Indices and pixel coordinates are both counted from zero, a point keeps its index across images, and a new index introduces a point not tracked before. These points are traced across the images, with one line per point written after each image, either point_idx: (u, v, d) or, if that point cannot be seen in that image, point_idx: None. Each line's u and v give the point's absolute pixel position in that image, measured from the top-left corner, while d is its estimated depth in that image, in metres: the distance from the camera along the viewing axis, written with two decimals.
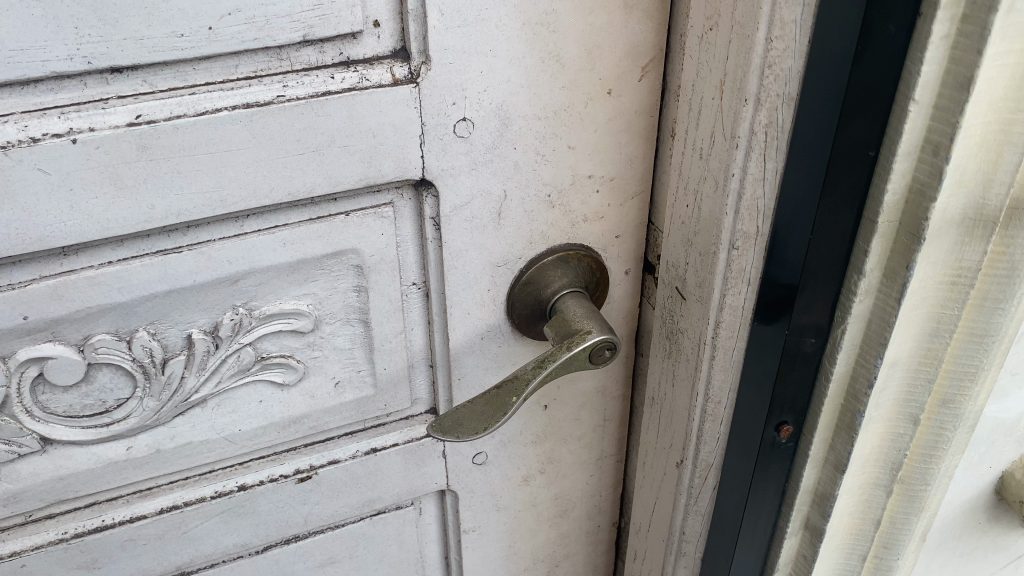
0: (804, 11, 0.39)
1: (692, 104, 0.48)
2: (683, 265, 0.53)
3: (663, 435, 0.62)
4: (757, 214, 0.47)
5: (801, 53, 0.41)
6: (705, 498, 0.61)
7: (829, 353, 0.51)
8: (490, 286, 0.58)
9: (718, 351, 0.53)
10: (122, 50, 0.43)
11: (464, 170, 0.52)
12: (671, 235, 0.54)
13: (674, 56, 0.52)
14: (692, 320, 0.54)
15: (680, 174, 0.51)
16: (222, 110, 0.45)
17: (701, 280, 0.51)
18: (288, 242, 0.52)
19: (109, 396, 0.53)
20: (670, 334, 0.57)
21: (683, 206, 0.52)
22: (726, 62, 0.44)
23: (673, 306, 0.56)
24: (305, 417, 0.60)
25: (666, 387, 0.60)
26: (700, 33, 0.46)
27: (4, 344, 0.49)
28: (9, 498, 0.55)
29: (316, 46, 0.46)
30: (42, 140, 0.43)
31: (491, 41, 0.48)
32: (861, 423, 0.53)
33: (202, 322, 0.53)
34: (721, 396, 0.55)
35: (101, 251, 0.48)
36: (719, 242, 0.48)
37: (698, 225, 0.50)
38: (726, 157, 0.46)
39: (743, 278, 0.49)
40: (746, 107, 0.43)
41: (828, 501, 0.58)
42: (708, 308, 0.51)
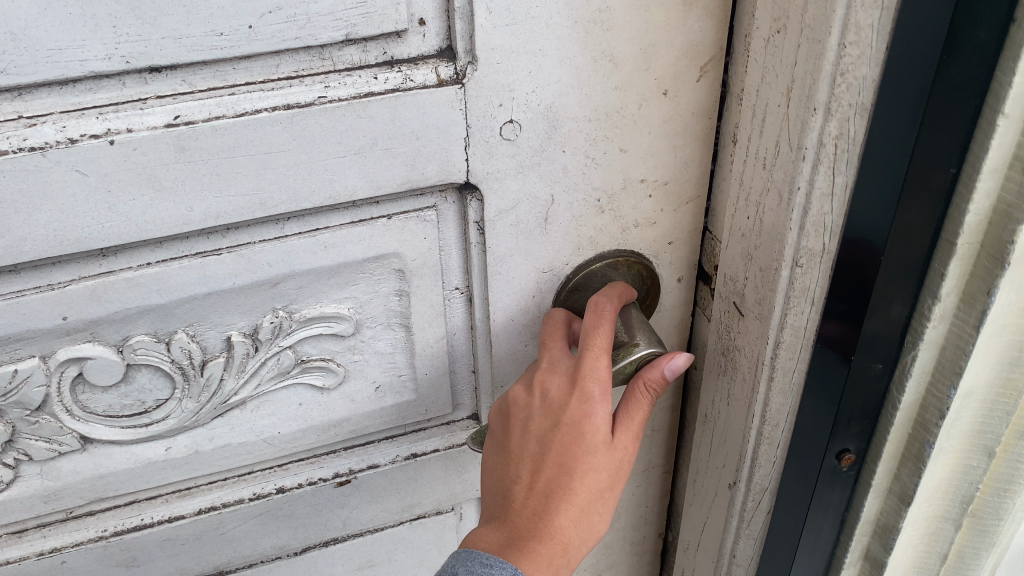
0: (880, 16, 0.36)
1: (755, 111, 0.46)
2: (742, 280, 0.51)
3: (716, 453, 0.60)
4: (823, 230, 0.43)
5: (877, 60, 0.37)
6: (759, 521, 0.58)
7: (897, 380, 0.49)
8: (535, 291, 0.56)
9: (776, 375, 0.50)
10: (160, 49, 0.41)
11: (510, 173, 0.50)
12: (729, 248, 0.51)
13: (737, 57, 0.49)
14: (749, 337, 0.51)
15: (741, 186, 0.49)
16: (262, 112, 0.44)
17: (761, 297, 0.48)
18: (329, 245, 0.51)
19: (148, 396, 0.53)
20: (725, 350, 0.55)
21: (744, 218, 0.49)
22: (793, 68, 0.41)
23: (730, 322, 0.53)
24: (345, 420, 0.59)
25: (719, 405, 0.58)
26: (765, 36, 0.43)
27: (44, 342, 0.49)
28: (50, 494, 0.55)
29: (359, 45, 0.45)
30: (80, 141, 0.42)
31: (540, 39, 0.46)
32: (929, 456, 0.51)
33: (242, 325, 0.52)
34: (778, 419, 0.52)
35: (140, 252, 0.48)
36: (782, 258, 0.45)
37: (759, 239, 0.47)
38: (791, 169, 0.43)
39: (806, 298, 0.46)
40: (815, 116, 0.40)
41: (890, 534, 0.56)
42: (766, 329, 0.49)
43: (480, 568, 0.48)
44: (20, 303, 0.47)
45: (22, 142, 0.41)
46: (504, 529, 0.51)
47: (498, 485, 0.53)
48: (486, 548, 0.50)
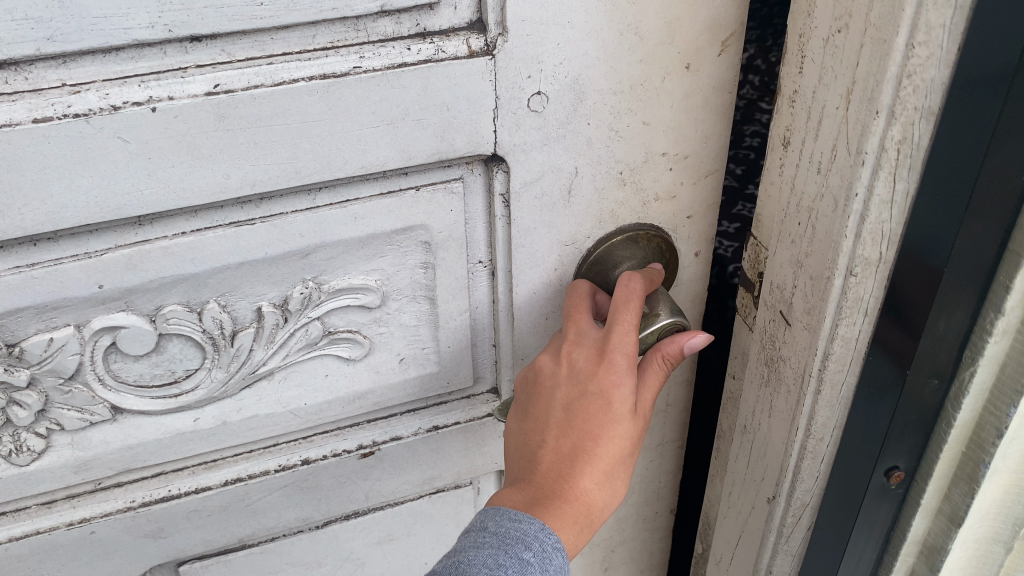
0: (953, 16, 0.38)
1: (811, 113, 0.47)
2: (790, 288, 0.53)
3: (754, 466, 0.63)
4: (879, 238, 0.46)
5: (945, 61, 0.39)
6: (797, 538, 0.63)
7: (954, 396, 0.53)
8: (557, 264, 0.58)
9: (824, 382, 0.53)
10: (202, 18, 0.42)
11: (536, 145, 0.52)
12: (777, 255, 0.53)
13: (788, 59, 0.49)
14: (795, 348, 0.54)
15: (792, 191, 0.50)
16: (299, 81, 0.45)
17: (811, 304, 0.51)
18: (359, 216, 0.52)
19: (178, 366, 0.54)
20: (769, 361, 0.57)
21: (793, 223, 0.51)
22: (855, 69, 0.43)
23: (775, 331, 0.56)
24: (369, 392, 0.60)
25: (760, 418, 0.61)
26: (824, 36, 0.45)
27: (80, 311, 0.50)
28: (80, 465, 0.56)
29: (393, 16, 0.46)
30: (123, 108, 0.43)
31: (569, 12, 0.47)
32: (984, 474, 0.56)
33: (272, 295, 0.53)
34: (823, 433, 0.56)
35: (175, 221, 0.48)
36: (835, 267, 0.48)
37: (811, 245, 0.49)
38: (849, 174, 0.45)
39: (859, 306, 0.49)
40: (876, 120, 0.42)
41: (940, 552, 0.61)
42: (816, 337, 0.51)
43: (510, 522, 0.49)
44: (59, 271, 0.48)
45: (66, 109, 0.42)
46: (528, 489, 0.52)
47: (524, 450, 0.54)
48: (512, 505, 0.51)
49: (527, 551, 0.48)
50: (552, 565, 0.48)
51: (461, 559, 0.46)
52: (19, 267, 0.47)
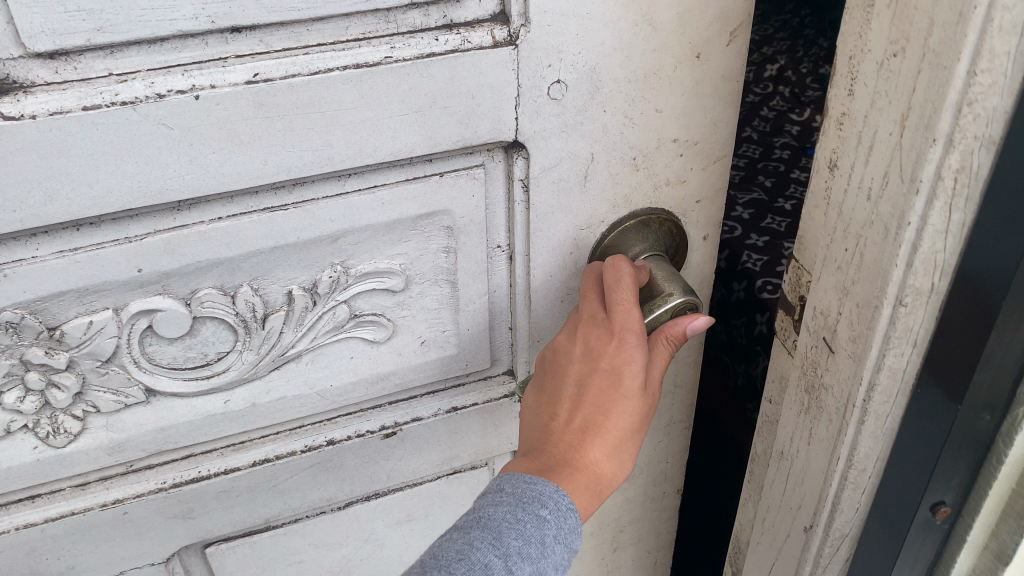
0: (1019, 41, 0.38)
1: (861, 137, 0.47)
2: (834, 313, 0.52)
3: (792, 492, 0.63)
4: (933, 269, 0.46)
5: (1008, 88, 0.39)
6: (836, 566, 0.63)
7: (1005, 433, 0.53)
8: (572, 248, 0.60)
9: (868, 412, 0.52)
10: (243, 10, 0.44)
11: (555, 132, 0.54)
12: (821, 280, 0.53)
13: (836, 82, 0.49)
14: (840, 376, 0.53)
15: (840, 215, 0.50)
16: (334, 70, 0.47)
17: (855, 332, 0.51)
18: (386, 201, 0.54)
19: (210, 348, 0.56)
20: (810, 389, 0.57)
21: (840, 249, 0.51)
22: (910, 94, 0.42)
23: (817, 357, 0.55)
24: (392, 374, 0.62)
25: (799, 444, 0.60)
26: (879, 60, 0.44)
27: (119, 295, 0.52)
28: (114, 447, 0.58)
29: (421, 9, 0.48)
30: (168, 96, 0.45)
31: (588, 4, 0.50)
32: None
33: (302, 279, 0.56)
34: (865, 464, 0.55)
35: (212, 207, 0.50)
36: (884, 297, 0.47)
37: (857, 272, 0.49)
38: (901, 203, 0.44)
39: (908, 337, 0.49)
40: (933, 147, 0.41)
41: None
42: (860, 366, 0.51)
43: (524, 484, 0.50)
44: (100, 255, 0.49)
45: (114, 96, 0.44)
46: (538, 458, 0.53)
47: (536, 425, 0.56)
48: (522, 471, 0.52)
49: (544, 508, 0.49)
50: (567, 523, 0.49)
51: (479, 513, 0.48)
52: (63, 252, 0.49)
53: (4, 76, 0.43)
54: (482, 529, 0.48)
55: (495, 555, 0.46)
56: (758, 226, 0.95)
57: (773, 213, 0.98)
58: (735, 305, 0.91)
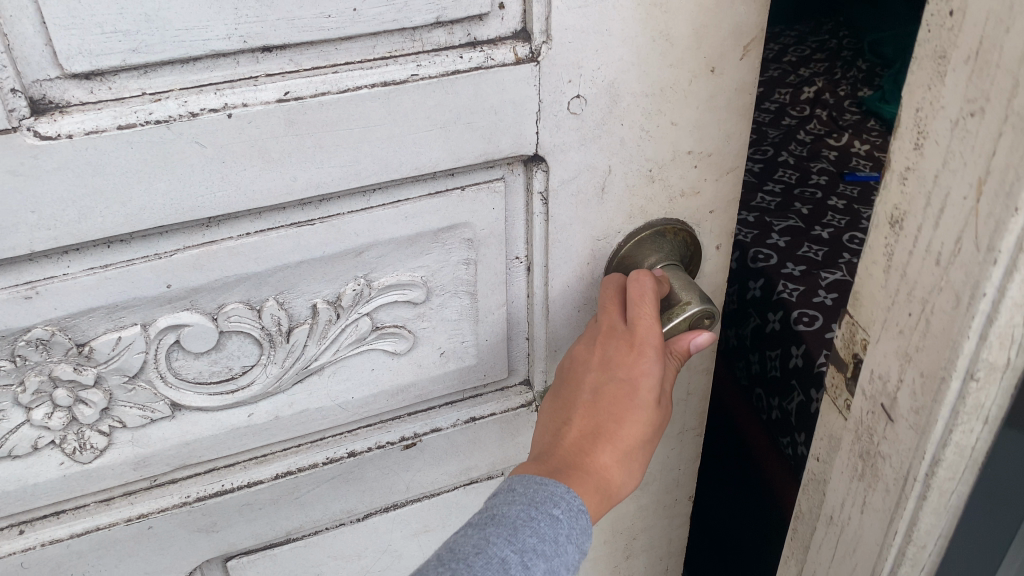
0: None
1: (930, 197, 0.44)
2: (894, 381, 0.49)
3: (840, 561, 0.60)
4: (1007, 343, 0.43)
5: None
6: None
7: None
8: (590, 258, 0.61)
9: (931, 487, 0.50)
10: (275, 30, 0.45)
11: (574, 145, 0.55)
12: (879, 344, 0.50)
13: (900, 133, 0.46)
14: (898, 447, 0.51)
15: (905, 278, 0.47)
16: (362, 88, 0.48)
17: (918, 404, 0.48)
18: (409, 215, 0.55)
19: (235, 362, 0.57)
20: (864, 454, 0.54)
21: (902, 313, 0.48)
22: (989, 158, 0.39)
23: (873, 423, 0.52)
24: (412, 385, 0.63)
25: (851, 512, 0.57)
26: (953, 117, 0.41)
27: (147, 311, 0.52)
28: (139, 462, 0.58)
29: (446, 27, 0.49)
30: (200, 115, 0.46)
31: (608, 21, 0.51)
32: None
33: (326, 293, 0.57)
34: (926, 539, 0.53)
35: (240, 222, 0.51)
36: (953, 371, 0.45)
37: (922, 340, 0.46)
38: (975, 272, 0.42)
39: (977, 412, 0.47)
40: (1013, 218, 0.39)
41: None
42: (923, 439, 0.48)
43: (534, 487, 0.50)
44: (130, 271, 0.50)
45: (148, 115, 0.45)
46: (550, 460, 0.54)
47: (550, 431, 0.56)
48: (535, 471, 0.52)
49: (557, 508, 0.49)
50: (579, 524, 0.50)
51: (494, 511, 0.49)
52: (94, 268, 0.49)
53: (41, 96, 0.44)
54: (496, 526, 0.48)
55: (512, 551, 0.46)
56: (793, 256, 1.16)
57: (807, 244, 1.19)
58: (771, 332, 1.10)
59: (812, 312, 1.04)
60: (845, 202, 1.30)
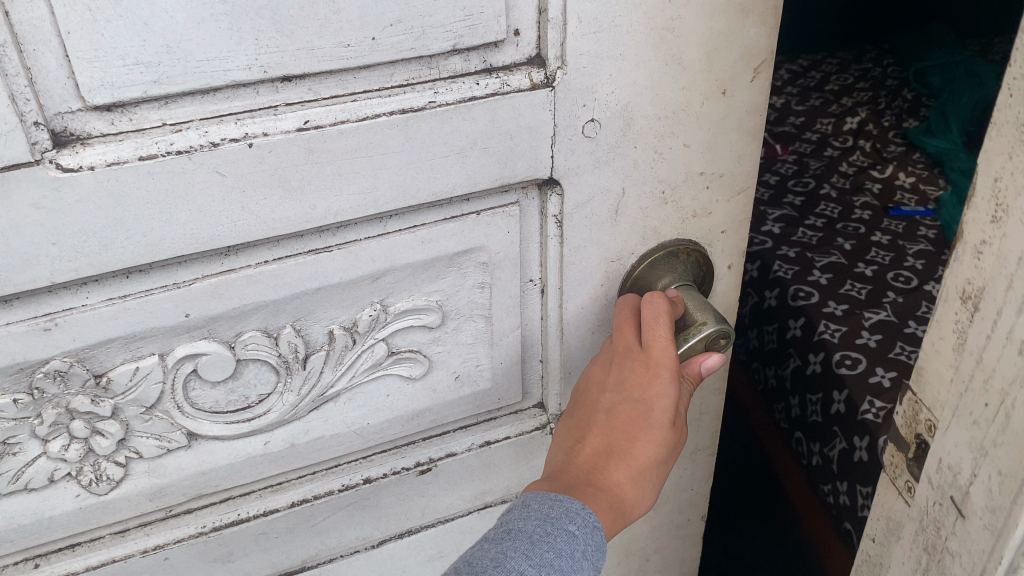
0: None
1: (1011, 278, 0.40)
2: (966, 475, 0.45)
3: None
4: None
5: None
6: None
7: None
8: (604, 280, 0.61)
9: None
10: (295, 60, 0.46)
11: (588, 168, 0.55)
12: (950, 431, 0.46)
13: (976, 203, 0.42)
14: (969, 547, 0.46)
15: (982, 363, 0.43)
16: (381, 116, 0.48)
17: (994, 504, 0.44)
18: (425, 240, 0.55)
19: (252, 391, 0.56)
20: (929, 548, 0.50)
21: (978, 402, 0.44)
22: None
23: (939, 515, 0.48)
24: (427, 410, 0.63)
25: None
26: None
27: (164, 341, 0.52)
28: (155, 493, 0.58)
29: (462, 54, 0.50)
30: (221, 145, 0.46)
31: (621, 46, 0.51)
32: None
33: (343, 319, 0.56)
34: None
35: (258, 250, 0.51)
36: None
37: (999, 433, 0.42)
38: None
39: None
40: None
41: None
42: (1000, 542, 0.44)
43: (549, 501, 0.50)
44: (149, 301, 0.50)
45: (169, 146, 0.45)
46: (562, 478, 0.53)
47: (564, 452, 0.56)
48: (545, 488, 0.52)
49: (573, 523, 0.49)
50: (595, 540, 0.49)
51: (509, 526, 0.48)
52: (112, 299, 0.49)
53: (62, 128, 0.44)
54: (512, 541, 0.48)
55: (529, 565, 0.46)
56: (836, 295, 1.24)
57: (849, 283, 1.28)
58: (811, 374, 1.16)
59: (854, 355, 1.12)
60: (891, 240, 1.40)
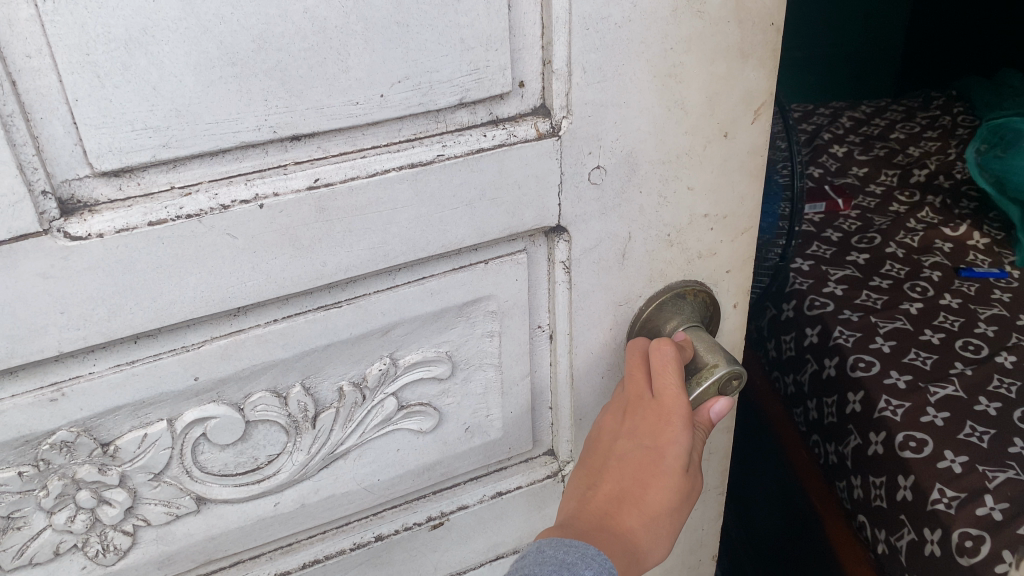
0: None
1: None
2: None
3: None
4: None
5: None
6: None
7: None
8: (612, 324, 0.61)
9: None
10: (304, 119, 0.45)
11: (595, 215, 0.55)
12: None
13: None
14: None
15: None
16: (391, 171, 0.48)
17: None
18: (435, 291, 0.55)
19: (261, 452, 0.55)
20: None
21: None
22: None
23: None
24: (437, 463, 0.63)
25: None
26: None
27: (173, 406, 0.51)
28: (165, 560, 0.57)
29: (469, 107, 0.50)
30: (232, 207, 0.45)
31: (625, 94, 0.52)
32: None
33: (352, 374, 0.56)
34: None
35: (267, 309, 0.51)
36: None
37: None
38: None
39: None
40: None
41: None
42: None
43: (561, 547, 0.49)
44: (157, 366, 0.49)
45: (179, 210, 0.45)
46: (574, 526, 0.53)
47: (577, 499, 0.55)
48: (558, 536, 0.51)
49: (589, 568, 0.48)
50: None
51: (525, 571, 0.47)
52: (120, 365, 0.48)
53: (69, 195, 0.43)
54: None
55: None
56: (896, 364, 1.13)
57: (913, 351, 1.16)
58: (874, 454, 1.04)
59: (917, 435, 1.01)
60: (958, 302, 1.27)
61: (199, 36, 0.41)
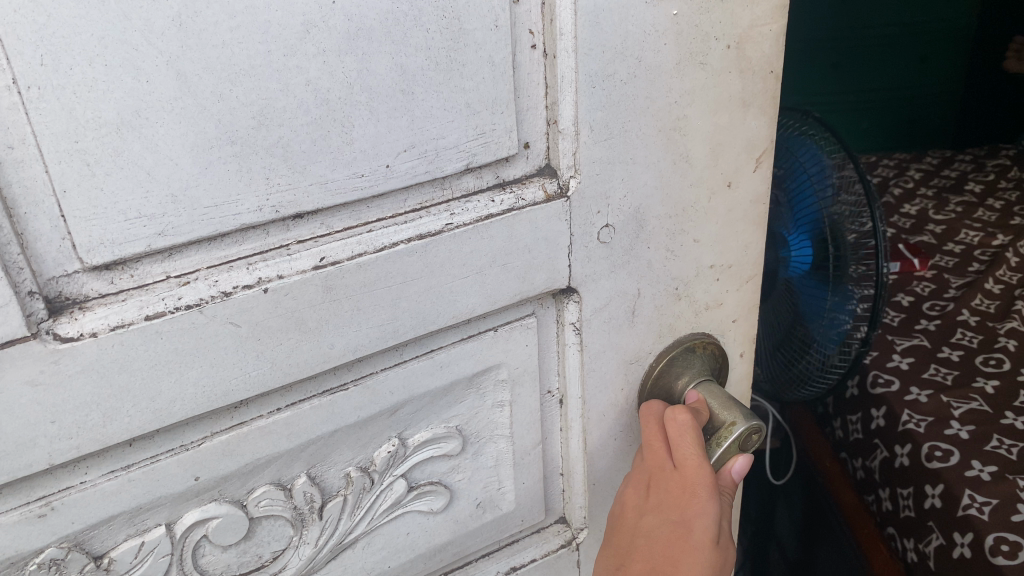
0: None
1: None
2: None
3: None
4: None
5: None
6: None
7: None
8: (623, 384, 0.59)
9: None
10: (307, 196, 0.43)
11: (604, 273, 0.54)
12: None
13: None
14: None
15: None
16: (398, 244, 0.46)
17: None
18: (444, 364, 0.52)
19: (265, 549, 0.52)
20: None
21: None
22: None
23: None
24: (449, 544, 0.60)
25: None
26: None
27: (172, 509, 0.47)
28: None
29: (475, 172, 0.48)
30: (234, 294, 0.42)
31: (631, 150, 0.50)
32: None
33: (359, 459, 0.52)
34: None
35: (271, 398, 0.47)
36: None
37: None
38: None
39: None
40: None
41: None
42: None
43: None
44: (155, 468, 0.45)
45: (177, 301, 0.41)
46: None
47: None
48: None
49: None
50: None
51: None
52: (115, 471, 0.44)
53: (56, 293, 0.39)
54: None
55: None
56: (980, 454, 1.02)
57: (996, 438, 1.04)
58: (960, 557, 0.94)
59: (1010, 537, 0.90)
60: None
61: (197, 115, 0.38)
